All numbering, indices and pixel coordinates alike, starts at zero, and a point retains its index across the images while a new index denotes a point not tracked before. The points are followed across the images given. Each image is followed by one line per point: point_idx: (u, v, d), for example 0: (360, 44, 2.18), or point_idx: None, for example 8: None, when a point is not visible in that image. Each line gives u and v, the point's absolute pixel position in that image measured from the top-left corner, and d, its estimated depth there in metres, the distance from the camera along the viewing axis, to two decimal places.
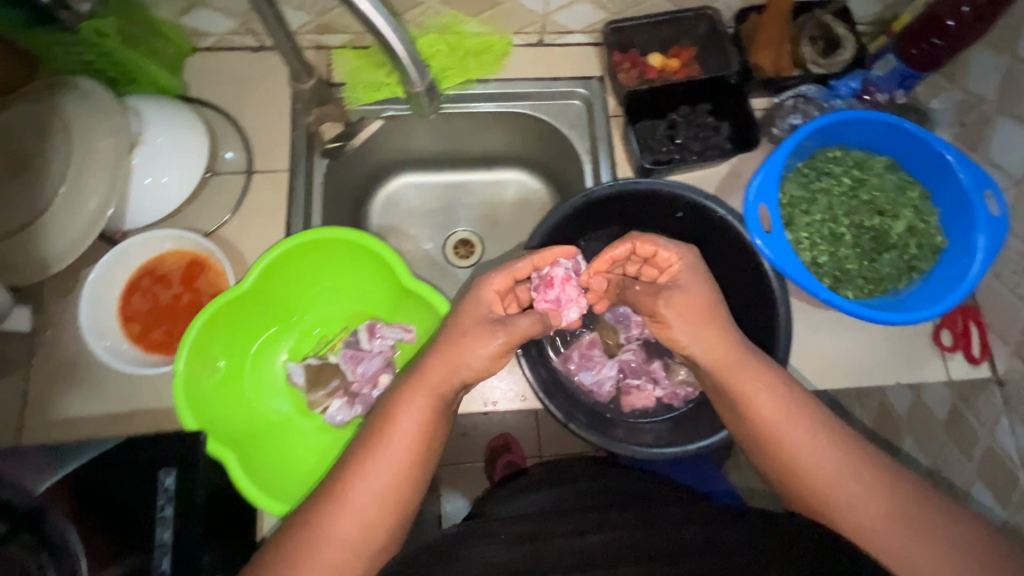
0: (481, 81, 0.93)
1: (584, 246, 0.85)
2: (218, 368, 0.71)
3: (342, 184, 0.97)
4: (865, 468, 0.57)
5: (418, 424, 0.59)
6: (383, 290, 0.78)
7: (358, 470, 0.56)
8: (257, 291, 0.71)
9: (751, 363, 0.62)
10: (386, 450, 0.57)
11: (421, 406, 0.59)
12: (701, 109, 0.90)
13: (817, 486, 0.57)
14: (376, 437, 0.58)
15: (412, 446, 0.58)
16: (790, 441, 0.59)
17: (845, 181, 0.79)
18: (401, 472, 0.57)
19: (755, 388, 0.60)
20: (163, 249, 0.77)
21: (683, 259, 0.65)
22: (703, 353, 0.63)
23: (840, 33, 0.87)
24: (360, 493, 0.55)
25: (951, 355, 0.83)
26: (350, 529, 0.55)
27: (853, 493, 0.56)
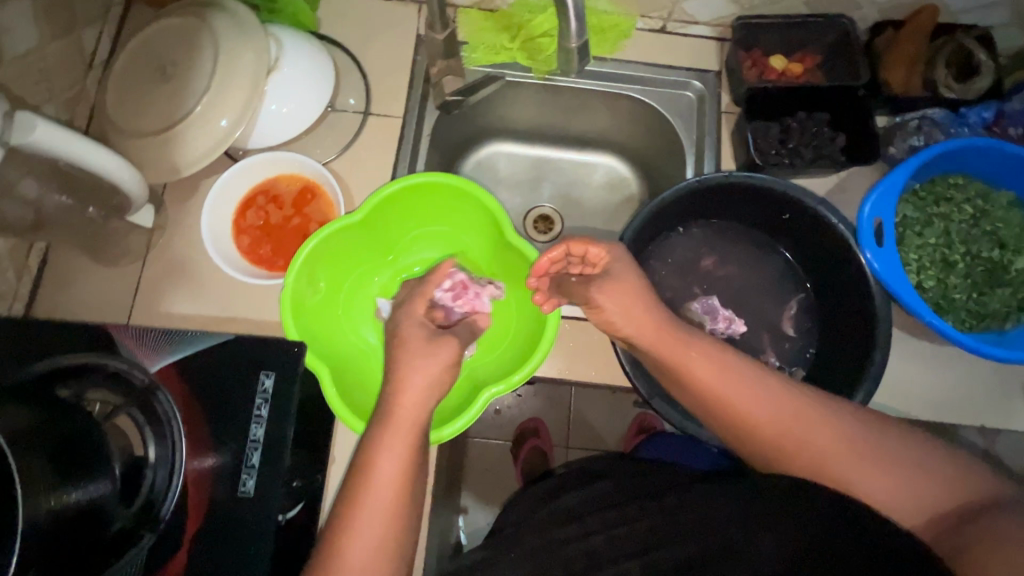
0: (598, 59, 0.93)
1: (682, 233, 0.85)
2: (319, 291, 0.74)
3: (443, 141, 1.00)
4: (899, 460, 0.55)
5: (420, 396, 0.60)
6: (481, 244, 0.80)
7: (374, 440, 0.57)
8: (367, 224, 0.74)
9: (738, 379, 0.61)
10: (397, 425, 0.57)
11: (422, 380, 0.60)
12: (818, 118, 0.88)
13: (836, 477, 0.56)
14: (380, 421, 0.58)
15: (422, 418, 0.59)
16: (812, 447, 0.58)
17: (967, 210, 0.76)
18: (415, 444, 0.57)
19: (752, 404, 0.60)
20: (281, 172, 0.81)
21: (614, 251, 0.65)
22: (684, 369, 0.62)
23: (982, 59, 0.84)
24: (382, 460, 0.56)
25: None
26: (387, 490, 0.55)
27: (883, 479, 0.55)
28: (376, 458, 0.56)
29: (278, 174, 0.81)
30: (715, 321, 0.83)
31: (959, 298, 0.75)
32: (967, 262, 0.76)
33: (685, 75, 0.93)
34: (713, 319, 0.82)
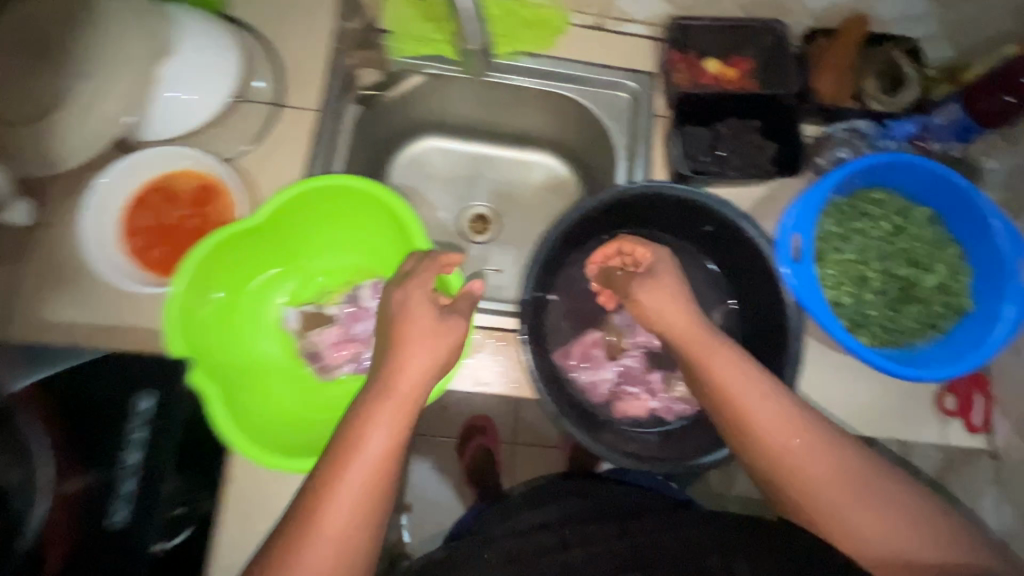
0: (530, 54, 0.89)
1: (608, 241, 0.81)
2: (214, 301, 0.68)
3: (369, 135, 0.94)
4: (891, 502, 0.55)
5: (395, 418, 0.54)
6: (393, 250, 0.75)
7: (337, 459, 0.52)
8: (266, 229, 0.68)
9: (774, 401, 0.59)
10: (364, 449, 0.52)
11: (401, 397, 0.55)
12: (749, 125, 0.86)
13: (832, 505, 0.55)
14: (345, 440, 0.53)
15: (390, 443, 0.53)
16: (809, 474, 0.56)
17: (884, 227, 0.77)
18: (380, 472, 0.52)
19: (759, 419, 0.58)
20: (177, 167, 0.75)
21: (659, 253, 0.70)
22: (747, 394, 0.60)
23: (907, 72, 0.83)
24: (343, 483, 0.51)
25: (951, 421, 0.83)
26: (338, 518, 0.50)
27: (870, 516, 0.54)
28: (337, 482, 0.51)
29: (175, 169, 0.75)
30: (635, 334, 0.83)
31: (874, 313, 0.76)
32: (881, 279, 0.77)
33: (620, 74, 0.89)
34: (633, 332, 0.83)
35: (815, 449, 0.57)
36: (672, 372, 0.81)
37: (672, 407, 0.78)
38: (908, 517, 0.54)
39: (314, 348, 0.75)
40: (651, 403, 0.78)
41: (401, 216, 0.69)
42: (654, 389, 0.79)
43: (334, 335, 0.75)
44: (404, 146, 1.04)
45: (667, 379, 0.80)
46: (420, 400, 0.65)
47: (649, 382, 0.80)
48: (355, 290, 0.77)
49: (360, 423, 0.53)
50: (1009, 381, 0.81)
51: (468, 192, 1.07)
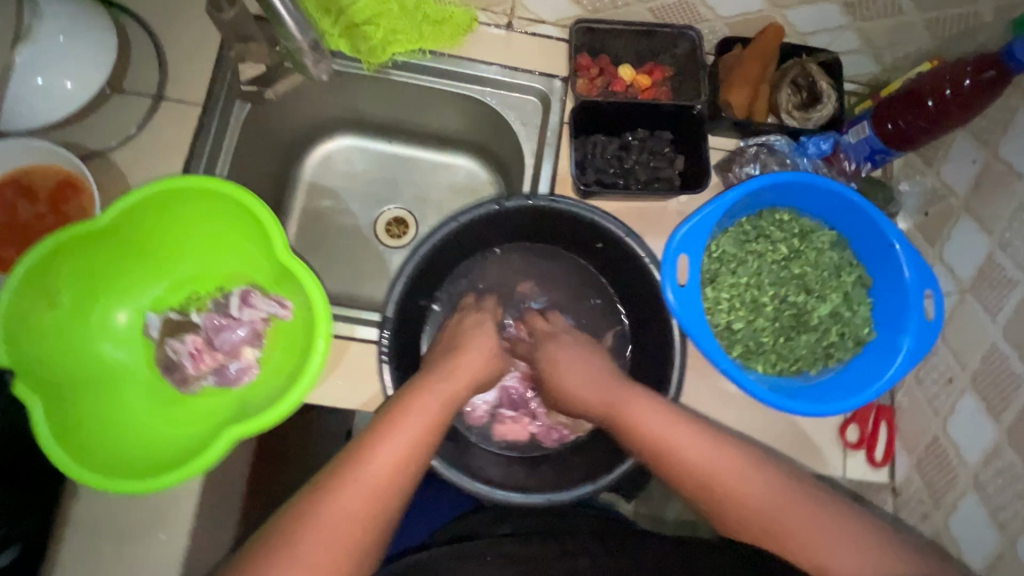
0: (435, 53, 0.85)
1: (500, 255, 0.80)
2: (58, 305, 0.65)
3: (270, 132, 0.89)
4: (843, 519, 0.53)
5: (426, 423, 0.59)
6: (263, 257, 0.71)
7: (362, 451, 0.56)
8: (113, 231, 0.65)
9: (702, 440, 0.60)
10: (389, 446, 0.57)
11: (431, 406, 0.61)
12: (660, 137, 0.83)
13: (787, 529, 0.54)
14: (373, 438, 0.57)
15: (415, 445, 0.58)
16: (744, 494, 0.56)
17: (782, 250, 0.75)
18: (397, 470, 0.56)
19: (704, 452, 0.59)
20: (35, 162, 0.70)
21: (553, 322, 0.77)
22: (666, 431, 0.61)
23: (824, 86, 0.79)
24: (365, 474, 0.54)
25: (853, 453, 0.79)
26: (349, 509, 0.53)
27: (808, 531, 0.53)
28: (357, 472, 0.55)
29: (33, 164, 0.70)
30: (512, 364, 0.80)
31: (767, 340, 0.74)
32: (776, 304, 0.75)
33: (528, 77, 0.85)
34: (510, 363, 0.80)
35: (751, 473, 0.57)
36: None
37: (551, 431, 0.78)
38: (848, 537, 0.53)
39: (169, 360, 0.71)
40: (533, 426, 0.78)
41: (264, 221, 0.67)
42: (538, 411, 0.79)
43: (193, 343, 0.71)
44: (315, 144, 1.00)
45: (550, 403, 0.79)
46: (267, 419, 0.63)
47: (534, 404, 0.79)
48: (226, 297, 0.73)
49: (390, 423, 0.58)
50: (913, 415, 0.78)
51: (385, 193, 1.03)
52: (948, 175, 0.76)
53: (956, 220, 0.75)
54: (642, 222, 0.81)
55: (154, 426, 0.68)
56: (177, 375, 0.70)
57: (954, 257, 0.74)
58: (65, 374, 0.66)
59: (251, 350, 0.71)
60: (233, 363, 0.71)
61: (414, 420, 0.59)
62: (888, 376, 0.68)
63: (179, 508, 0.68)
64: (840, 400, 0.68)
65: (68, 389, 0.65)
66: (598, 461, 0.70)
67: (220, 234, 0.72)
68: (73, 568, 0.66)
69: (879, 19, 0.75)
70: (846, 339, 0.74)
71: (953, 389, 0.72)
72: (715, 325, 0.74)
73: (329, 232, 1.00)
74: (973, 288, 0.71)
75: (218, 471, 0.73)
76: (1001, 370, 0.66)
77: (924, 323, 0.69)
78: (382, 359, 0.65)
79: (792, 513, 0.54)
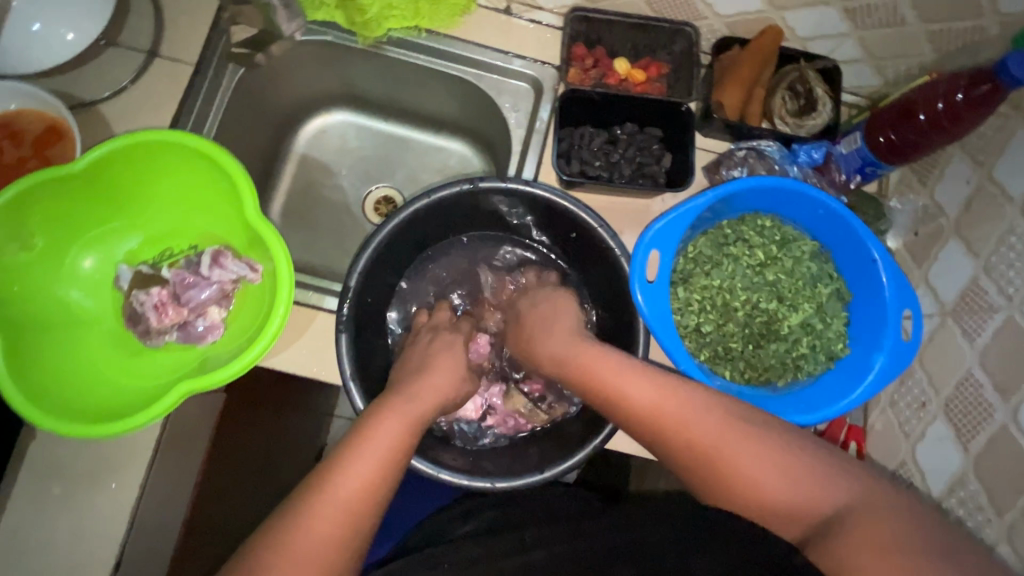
0: (430, 32, 0.84)
1: (466, 243, 0.81)
2: (29, 246, 0.66)
3: (263, 99, 0.90)
4: (789, 452, 0.53)
5: (383, 450, 0.57)
6: (237, 218, 0.72)
7: (320, 485, 0.54)
8: (90, 177, 0.66)
9: (648, 387, 0.60)
10: (348, 482, 0.54)
11: (390, 431, 0.58)
12: (649, 133, 0.82)
13: (745, 468, 0.54)
14: (332, 471, 0.55)
15: (374, 477, 0.55)
16: (698, 435, 0.56)
17: (758, 255, 0.74)
18: (356, 502, 0.53)
19: (659, 401, 0.59)
20: (21, 105, 0.71)
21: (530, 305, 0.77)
22: (616, 380, 0.62)
23: (820, 94, 0.77)
24: (323, 511, 0.52)
25: None
26: (309, 549, 0.50)
27: (745, 454, 0.54)
28: (315, 511, 0.52)
29: (19, 107, 0.71)
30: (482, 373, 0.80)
31: (735, 347, 0.74)
32: (748, 310, 0.74)
33: (522, 63, 0.84)
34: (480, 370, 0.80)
35: (700, 413, 0.57)
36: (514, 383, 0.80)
37: (507, 420, 0.77)
38: (779, 458, 0.53)
39: (134, 312, 0.72)
40: (489, 413, 0.78)
41: (238, 181, 0.67)
42: (493, 398, 0.78)
43: (158, 296, 0.71)
44: (309, 117, 1.00)
45: (508, 391, 0.79)
46: (221, 378, 0.64)
47: (489, 392, 0.79)
48: (198, 255, 0.74)
49: (349, 455, 0.56)
50: (882, 438, 0.76)
51: (376, 170, 1.02)
52: (941, 195, 0.74)
53: (945, 241, 0.72)
54: (622, 217, 0.80)
55: (114, 376, 0.69)
56: (140, 327, 0.71)
57: (938, 279, 0.72)
58: (30, 316, 0.66)
59: (217, 309, 0.71)
60: (198, 321, 0.71)
61: (383, 437, 0.57)
62: (855, 396, 0.66)
63: (132, 459, 0.69)
64: (803, 413, 0.66)
65: (30, 330, 0.66)
66: (549, 453, 0.69)
67: (197, 193, 0.72)
68: (23, 509, 0.66)
69: (881, 28, 0.73)
70: (818, 353, 0.73)
71: (924, 414, 0.70)
72: (685, 326, 0.73)
73: (316, 205, 1.00)
74: (954, 312, 0.69)
75: (176, 427, 0.74)
76: (973, 397, 0.63)
77: (901, 343, 0.67)
78: (341, 329, 0.65)
79: (748, 452, 0.54)
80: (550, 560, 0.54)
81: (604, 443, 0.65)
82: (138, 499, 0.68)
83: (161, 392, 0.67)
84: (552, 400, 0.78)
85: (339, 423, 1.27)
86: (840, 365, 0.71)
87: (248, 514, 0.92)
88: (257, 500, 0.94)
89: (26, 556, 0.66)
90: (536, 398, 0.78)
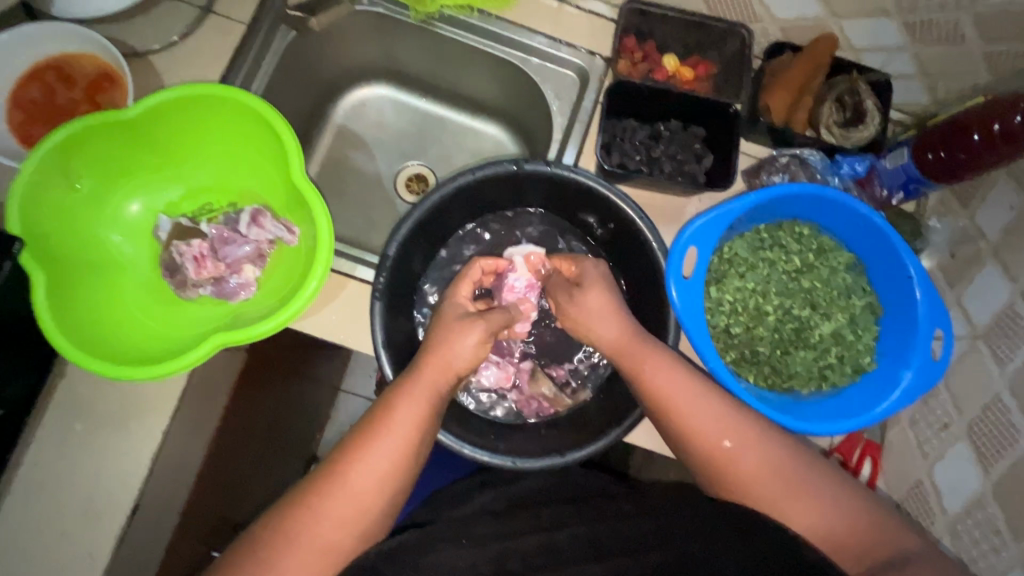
0: (482, 12, 0.84)
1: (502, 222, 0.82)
2: (76, 187, 0.68)
3: (309, 66, 0.90)
4: (815, 470, 0.58)
5: (409, 434, 0.59)
6: (280, 180, 0.73)
7: (351, 461, 0.57)
8: (139, 125, 0.67)
9: (700, 392, 0.61)
10: (376, 461, 0.57)
11: (414, 415, 0.59)
12: (692, 132, 0.81)
13: (750, 476, 0.58)
14: (362, 449, 0.58)
15: (401, 459, 0.58)
16: (720, 438, 0.59)
17: (795, 262, 0.75)
18: (385, 480, 0.57)
19: (693, 401, 0.60)
20: (77, 48, 0.71)
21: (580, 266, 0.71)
22: (670, 391, 0.60)
23: (869, 107, 0.77)
24: (356, 484, 0.57)
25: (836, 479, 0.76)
26: (344, 517, 0.56)
27: (784, 474, 0.57)
28: (349, 483, 0.56)
29: (74, 51, 0.71)
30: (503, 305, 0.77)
31: (763, 350, 0.74)
32: (778, 316, 0.75)
33: (571, 51, 0.84)
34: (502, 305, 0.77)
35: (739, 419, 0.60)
36: (539, 367, 0.81)
37: (529, 402, 0.78)
38: (813, 485, 0.57)
39: (173, 261, 0.73)
40: (513, 392, 0.78)
41: (285, 142, 0.67)
42: (520, 378, 0.79)
43: (198, 248, 0.72)
44: (350, 88, 1.00)
45: (534, 373, 0.80)
46: (254, 333, 0.64)
47: (517, 371, 0.79)
48: (237, 213, 0.75)
49: (376, 436, 0.58)
50: (900, 456, 0.75)
51: (410, 147, 1.03)
52: (982, 218, 0.73)
53: (982, 265, 0.72)
54: (657, 212, 0.80)
55: (147, 324, 0.70)
56: (178, 278, 0.72)
57: (972, 302, 0.71)
58: (71, 256, 0.68)
59: (252, 268, 0.72)
60: (231, 277, 0.72)
61: (403, 418, 0.59)
62: (881, 408, 0.66)
63: (157, 406, 0.70)
64: (827, 421, 0.66)
65: (71, 270, 0.67)
66: (569, 438, 0.70)
67: (241, 150, 0.74)
68: (48, 445, 0.67)
69: (939, 45, 0.73)
70: (844, 365, 0.73)
71: (946, 435, 0.70)
72: (714, 327, 0.74)
73: (347, 177, 1.00)
74: (986, 336, 0.68)
75: (201, 380, 0.74)
76: (999, 422, 0.63)
77: (929, 361, 0.67)
78: (376, 297, 0.66)
79: (757, 463, 0.58)
80: (572, 541, 0.59)
81: (625, 434, 0.65)
82: (159, 446, 0.69)
83: (192, 343, 0.68)
84: (576, 386, 0.79)
85: (346, 396, 1.27)
86: (866, 378, 0.71)
87: (254, 474, 0.93)
88: (264, 461, 0.95)
89: (46, 490, 0.67)
90: (561, 384, 0.79)
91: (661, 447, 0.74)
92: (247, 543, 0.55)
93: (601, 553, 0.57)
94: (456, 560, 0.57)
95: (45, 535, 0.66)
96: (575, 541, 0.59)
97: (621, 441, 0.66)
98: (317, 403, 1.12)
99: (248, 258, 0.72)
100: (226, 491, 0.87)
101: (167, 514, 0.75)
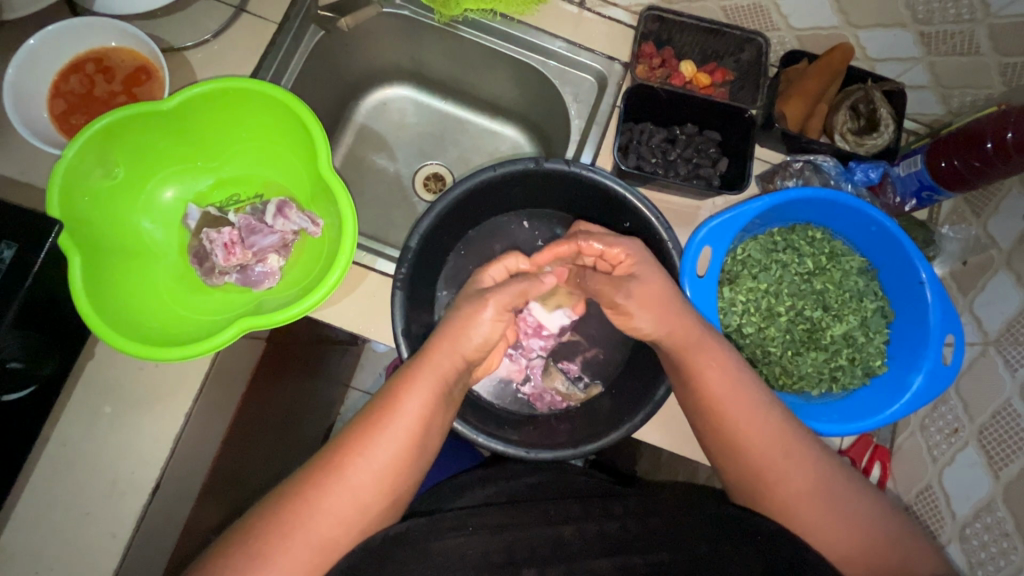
0: (504, 16, 0.86)
1: (528, 228, 0.85)
2: (112, 174, 0.70)
3: (334, 65, 0.93)
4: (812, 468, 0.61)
5: (420, 408, 0.60)
6: (308, 173, 0.75)
7: (372, 437, 0.59)
8: (176, 117, 0.70)
9: (704, 392, 0.63)
10: (402, 427, 0.60)
11: (428, 392, 0.61)
12: (708, 137, 0.83)
13: (752, 468, 0.61)
14: (385, 415, 0.60)
15: (421, 424, 0.60)
16: (720, 413, 0.62)
17: (807, 264, 0.77)
18: (407, 448, 0.60)
19: (691, 382, 0.63)
20: (116, 41, 0.74)
21: (631, 252, 0.66)
22: (700, 387, 0.63)
23: (883, 114, 0.78)
24: (381, 448, 0.59)
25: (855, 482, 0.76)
26: (366, 481, 0.58)
27: (787, 470, 0.60)
28: (373, 445, 0.59)
29: (115, 44, 0.74)
30: (522, 353, 0.82)
31: (775, 350, 0.76)
32: (790, 317, 0.77)
33: (590, 56, 0.85)
34: (522, 351, 0.82)
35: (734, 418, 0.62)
36: (553, 361, 0.82)
37: (542, 395, 0.80)
38: (816, 488, 0.60)
39: (202, 248, 0.75)
40: (525, 387, 0.80)
41: (313, 135, 0.70)
42: (531, 373, 0.81)
43: (228, 236, 0.73)
44: (373, 88, 1.03)
45: (547, 368, 0.81)
46: (279, 318, 0.66)
47: (530, 365, 0.81)
48: (264, 205, 0.78)
49: (396, 409, 0.60)
50: (909, 459, 0.76)
51: (430, 148, 1.05)
52: (994, 227, 0.74)
53: (993, 273, 0.73)
54: (672, 214, 0.81)
55: (172, 307, 0.73)
56: (205, 265, 0.74)
57: (983, 308, 0.72)
58: (105, 241, 0.70)
59: (277, 257, 0.75)
60: (257, 265, 0.74)
61: (414, 403, 0.60)
62: (893, 411, 0.67)
63: (180, 389, 0.72)
64: (838, 421, 0.68)
65: (106, 253, 0.70)
66: (580, 434, 0.70)
67: (271, 143, 0.77)
68: (73, 426, 0.69)
69: (954, 56, 0.74)
70: (855, 367, 0.75)
71: (956, 440, 0.70)
72: (727, 326, 0.77)
73: (367, 174, 1.02)
74: (997, 342, 0.69)
75: (223, 365, 0.77)
76: (1010, 426, 0.64)
77: (940, 365, 0.67)
78: (398, 286, 0.68)
79: (759, 448, 0.61)
80: (582, 536, 0.61)
81: (634, 431, 0.66)
82: (180, 430, 0.71)
83: (217, 328, 0.71)
84: (588, 381, 0.81)
85: (355, 393, 1.29)
86: (876, 380, 0.73)
87: (264, 464, 0.95)
88: (275, 452, 0.97)
89: (70, 471, 0.69)
90: (574, 378, 0.81)
91: (670, 445, 0.75)
92: (262, 516, 0.56)
93: (614, 547, 0.60)
94: (467, 547, 0.59)
95: (66, 517, 0.67)
96: (584, 536, 0.61)
97: (632, 435, 0.67)
98: (327, 396, 1.14)
99: (269, 245, 0.74)
100: (239, 478, 0.89)
101: (184, 499, 0.77)
